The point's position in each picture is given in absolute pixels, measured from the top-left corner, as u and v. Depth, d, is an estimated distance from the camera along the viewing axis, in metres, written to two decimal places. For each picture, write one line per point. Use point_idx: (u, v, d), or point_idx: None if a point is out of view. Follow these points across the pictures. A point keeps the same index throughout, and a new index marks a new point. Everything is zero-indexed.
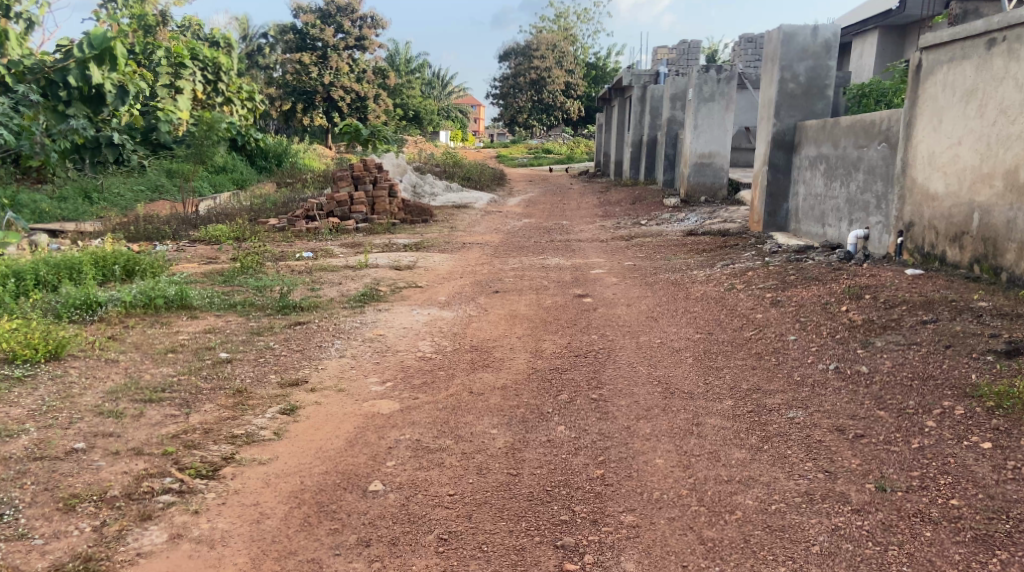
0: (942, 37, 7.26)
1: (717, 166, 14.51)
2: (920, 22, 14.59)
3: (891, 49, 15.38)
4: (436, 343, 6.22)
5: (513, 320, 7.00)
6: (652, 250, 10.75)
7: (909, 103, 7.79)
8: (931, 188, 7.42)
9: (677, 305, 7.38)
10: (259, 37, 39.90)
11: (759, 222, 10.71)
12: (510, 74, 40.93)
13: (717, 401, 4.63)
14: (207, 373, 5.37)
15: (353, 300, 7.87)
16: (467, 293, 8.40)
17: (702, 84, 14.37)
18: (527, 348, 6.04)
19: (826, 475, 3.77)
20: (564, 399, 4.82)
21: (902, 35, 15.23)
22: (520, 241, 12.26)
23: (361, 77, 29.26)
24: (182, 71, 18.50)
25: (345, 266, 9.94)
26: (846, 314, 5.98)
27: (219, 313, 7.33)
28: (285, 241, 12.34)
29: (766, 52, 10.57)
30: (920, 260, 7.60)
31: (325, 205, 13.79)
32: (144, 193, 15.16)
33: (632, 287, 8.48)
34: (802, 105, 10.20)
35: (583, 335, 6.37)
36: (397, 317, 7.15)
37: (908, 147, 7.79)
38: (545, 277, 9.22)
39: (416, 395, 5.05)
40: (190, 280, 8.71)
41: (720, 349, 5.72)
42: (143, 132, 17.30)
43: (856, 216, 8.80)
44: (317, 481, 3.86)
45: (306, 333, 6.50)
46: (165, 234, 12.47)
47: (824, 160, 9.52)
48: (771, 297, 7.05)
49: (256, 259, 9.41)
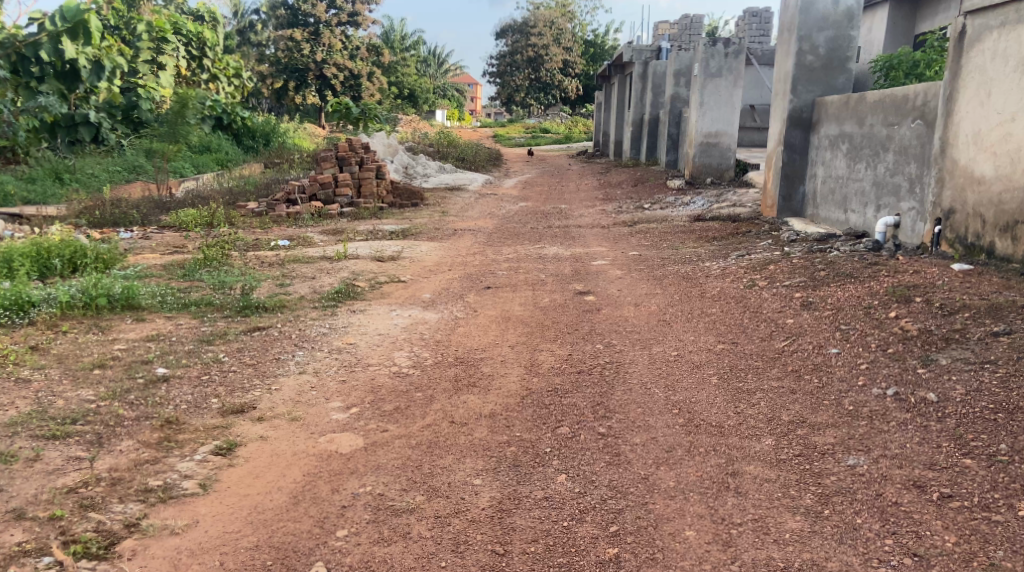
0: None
1: (724, 145, 13.54)
2: None
3: (903, 23, 14.40)
4: (414, 355, 5.34)
5: (505, 324, 6.10)
6: (657, 238, 9.85)
7: (950, 75, 6.85)
8: (977, 170, 6.50)
9: (692, 305, 6.47)
10: (251, 13, 38.68)
11: (773, 207, 9.79)
12: (506, 52, 39.78)
13: (753, 440, 3.75)
14: (136, 395, 4.44)
15: (326, 299, 6.98)
16: (455, 290, 7.48)
17: (709, 58, 13.33)
18: (521, 362, 5.17)
19: (915, 561, 3.02)
20: (563, 434, 3.95)
21: (916, 8, 14.23)
22: (516, 227, 11.33)
23: (354, 55, 28.25)
24: (164, 46, 17.47)
25: (322, 258, 9.03)
26: (896, 323, 5.10)
27: (169, 315, 6.39)
28: (261, 228, 11.40)
29: (780, 21, 9.62)
30: (964, 251, 6.69)
31: (306, 188, 12.83)
32: (119, 174, 14.21)
33: (638, 283, 7.57)
34: (821, 79, 9.25)
35: (585, 345, 5.48)
36: (372, 321, 6.21)
37: (948, 124, 6.86)
38: (542, 270, 8.31)
39: (383, 426, 4.15)
40: (144, 275, 7.76)
41: (750, 365, 4.81)
42: (124, 111, 16.16)
43: (884, 201, 7.88)
44: (241, 564, 3.10)
45: (264, 341, 5.57)
46: (133, 220, 11.50)
47: (847, 139, 8.58)
48: (800, 298, 6.15)
49: (221, 251, 8.46)
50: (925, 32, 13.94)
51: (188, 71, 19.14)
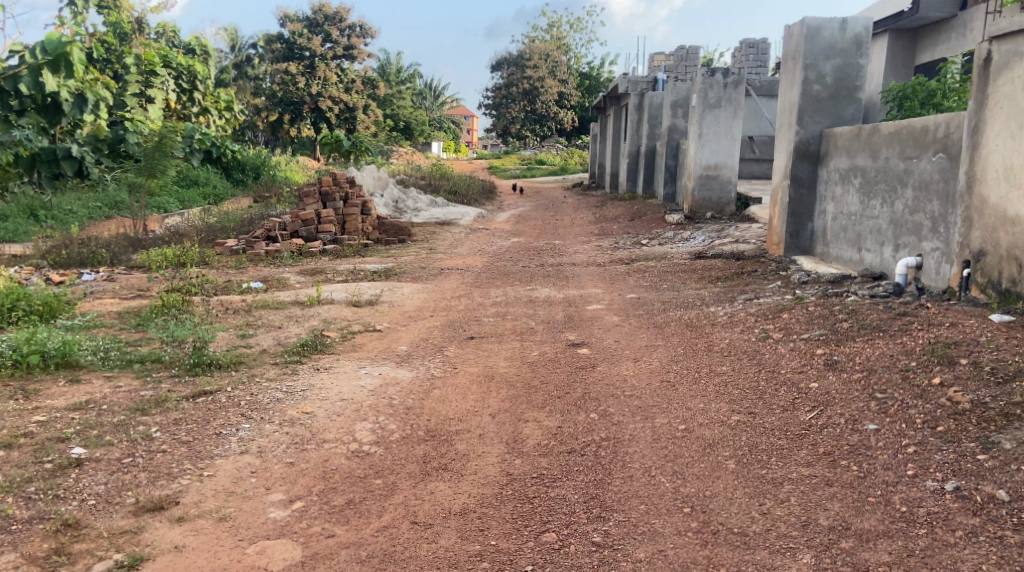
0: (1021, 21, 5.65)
1: (724, 178, 12.84)
2: (934, 23, 13.06)
3: (902, 54, 13.78)
4: (379, 427, 4.58)
5: (487, 385, 5.34)
6: (658, 278, 9.12)
7: (975, 104, 6.16)
8: (1010, 210, 5.79)
9: (700, 362, 5.71)
10: (248, 47, 38.20)
11: (779, 244, 9.04)
12: (501, 85, 39.43)
13: (788, 557, 3.28)
14: (36, 486, 3.80)
15: (290, 354, 6.23)
16: (435, 340, 6.74)
17: (707, 89, 12.69)
18: (502, 438, 4.42)
19: None
20: (549, 545, 3.40)
21: (915, 38, 13.65)
22: (507, 266, 10.60)
23: (350, 87, 27.72)
24: (153, 80, 16.85)
25: (293, 303, 8.27)
26: (943, 392, 4.37)
27: (109, 375, 5.64)
28: (235, 268, 10.67)
29: (783, 51, 8.99)
30: (996, 298, 5.95)
31: (288, 224, 12.11)
32: (100, 210, 13.46)
33: (637, 332, 6.81)
34: (829, 110, 8.57)
35: (579, 413, 4.73)
36: (336, 383, 5.42)
37: (975, 158, 6.16)
38: (533, 316, 7.59)
39: (329, 529, 3.54)
40: (93, 325, 7.01)
41: (772, 446, 4.08)
42: (110, 144, 15.18)
43: (903, 240, 7.15)
44: None
45: (207, 411, 4.77)
46: (101, 260, 10.76)
47: (859, 173, 7.88)
48: (823, 356, 5.41)
49: (181, 297, 7.71)
50: (928, 62, 13.31)
51: (177, 104, 18.48)
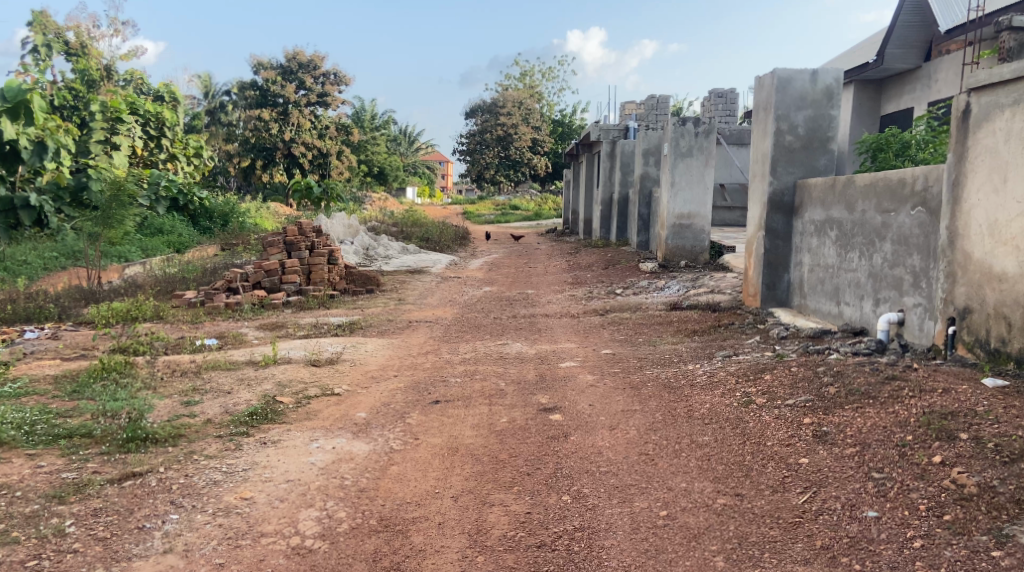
0: (1002, 74, 5.37)
1: (698, 227, 12.53)
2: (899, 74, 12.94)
3: (869, 104, 13.65)
4: (326, 515, 4.12)
5: (450, 460, 4.87)
6: (633, 332, 8.73)
7: (954, 156, 5.85)
8: (995, 266, 5.47)
9: (681, 431, 5.26)
10: (221, 94, 37.76)
11: (755, 296, 8.67)
12: (476, 130, 38.63)
13: None
14: None
15: (237, 425, 5.70)
16: (398, 406, 6.21)
17: (679, 137, 12.39)
18: (463, 529, 4.00)
19: None
20: None
21: (880, 89, 13.52)
22: (477, 319, 10.15)
23: (323, 134, 27.44)
24: (118, 126, 16.35)
25: (246, 364, 7.73)
26: (945, 472, 4.02)
27: (32, 454, 5.10)
28: (191, 323, 10.11)
29: (754, 101, 8.71)
30: (983, 357, 5.59)
31: (250, 275, 11.57)
32: (56, 260, 12.78)
33: (614, 395, 6.35)
34: (802, 161, 8.28)
35: (552, 495, 4.28)
36: (284, 460, 4.88)
37: (956, 212, 5.84)
38: (504, 376, 7.13)
39: None
40: (25, 393, 6.49)
41: (763, 538, 3.81)
42: (72, 192, 14.52)
43: (883, 295, 6.80)
44: None
45: (134, 498, 4.25)
46: (48, 315, 10.19)
47: (835, 225, 7.56)
48: (813, 426, 4.98)
49: (123, 360, 7.17)
50: (894, 112, 13.18)
51: (144, 151, 17.96)
